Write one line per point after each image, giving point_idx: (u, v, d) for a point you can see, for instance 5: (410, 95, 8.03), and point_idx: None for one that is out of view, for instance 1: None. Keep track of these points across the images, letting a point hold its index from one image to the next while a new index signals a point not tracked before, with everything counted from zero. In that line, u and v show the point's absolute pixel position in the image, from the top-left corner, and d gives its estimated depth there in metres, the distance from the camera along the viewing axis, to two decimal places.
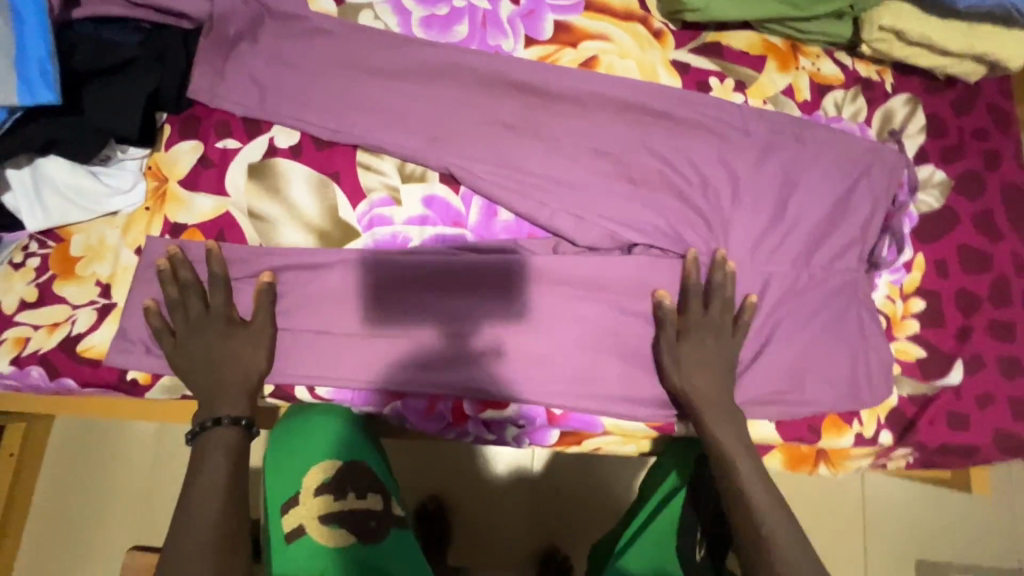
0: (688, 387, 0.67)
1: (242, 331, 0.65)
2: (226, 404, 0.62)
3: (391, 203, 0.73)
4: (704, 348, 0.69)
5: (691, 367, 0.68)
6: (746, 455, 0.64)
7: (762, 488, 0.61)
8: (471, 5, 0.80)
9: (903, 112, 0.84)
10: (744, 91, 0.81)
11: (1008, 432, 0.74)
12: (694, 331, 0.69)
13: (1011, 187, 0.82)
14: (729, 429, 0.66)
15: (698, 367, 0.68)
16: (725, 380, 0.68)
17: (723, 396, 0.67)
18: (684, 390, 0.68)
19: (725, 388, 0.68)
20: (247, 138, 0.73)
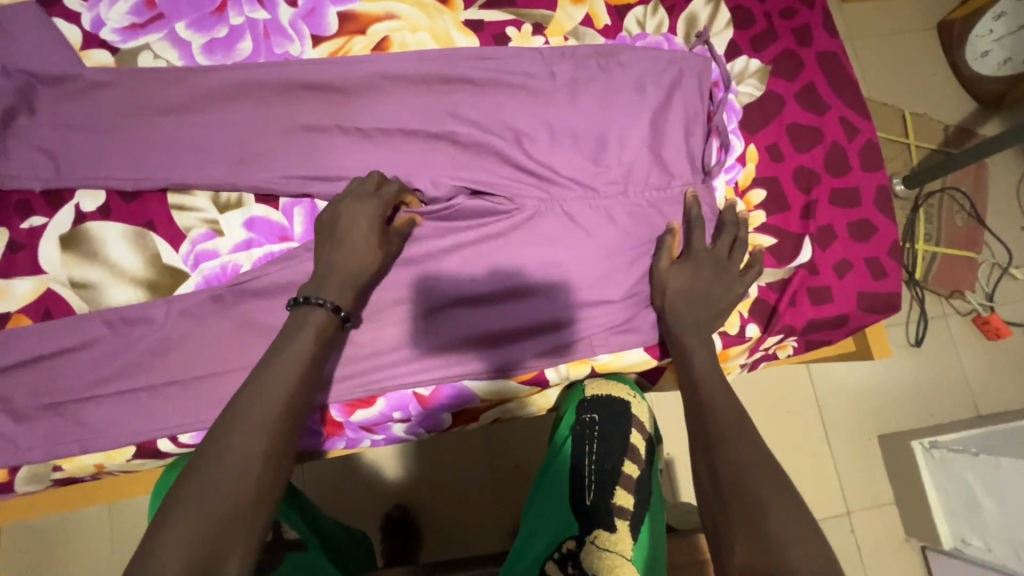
0: (678, 310, 0.69)
1: (373, 242, 0.64)
2: (333, 290, 0.59)
3: (212, 236, 0.72)
4: (700, 276, 0.69)
5: (680, 293, 0.69)
6: (716, 376, 0.64)
7: (727, 405, 0.61)
8: (249, 19, 0.78)
9: (707, 12, 0.83)
10: (543, 33, 0.81)
11: (869, 292, 0.76)
12: (695, 260, 0.70)
13: (825, 58, 0.84)
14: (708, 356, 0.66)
15: (688, 293, 0.69)
16: (714, 308, 0.69)
17: (710, 325, 0.68)
18: (672, 315, 0.69)
19: (712, 314, 0.69)
20: (51, 210, 0.71)
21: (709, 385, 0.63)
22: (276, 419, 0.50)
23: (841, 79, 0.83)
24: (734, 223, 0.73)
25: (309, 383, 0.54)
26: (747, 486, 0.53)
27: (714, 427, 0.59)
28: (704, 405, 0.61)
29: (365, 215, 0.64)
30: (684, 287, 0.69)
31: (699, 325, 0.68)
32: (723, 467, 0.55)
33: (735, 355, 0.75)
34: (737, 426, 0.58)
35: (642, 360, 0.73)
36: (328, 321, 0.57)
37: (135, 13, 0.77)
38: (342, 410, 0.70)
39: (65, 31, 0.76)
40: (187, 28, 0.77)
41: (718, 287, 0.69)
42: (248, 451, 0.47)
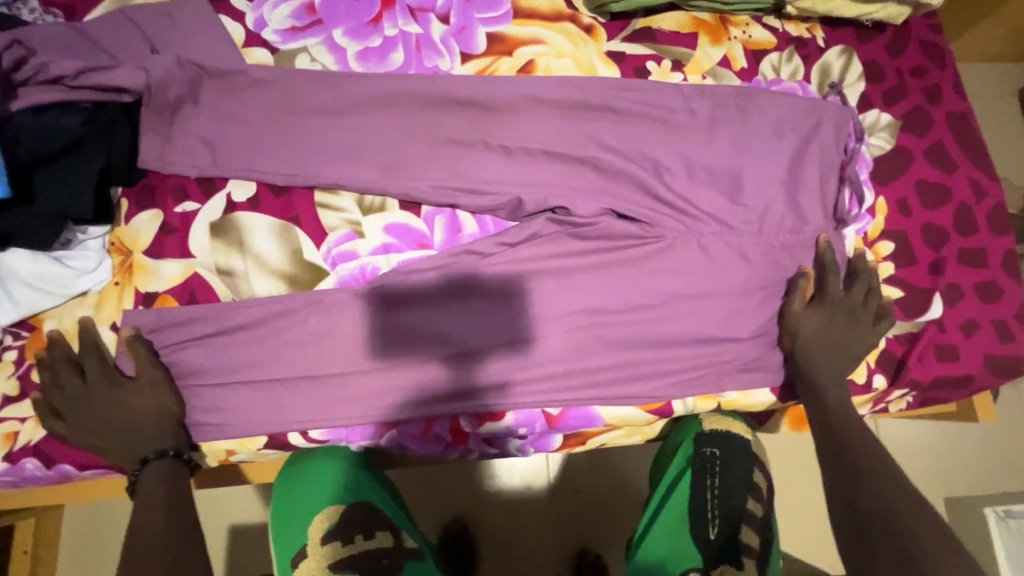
0: (812, 354, 0.70)
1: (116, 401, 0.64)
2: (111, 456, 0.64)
3: (353, 238, 0.73)
4: (833, 322, 0.70)
5: (813, 338, 0.70)
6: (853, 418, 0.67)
7: (865, 443, 0.64)
8: (402, 32, 0.81)
9: (840, 64, 0.85)
10: (682, 70, 0.83)
11: (996, 355, 0.75)
12: (829, 305, 0.71)
13: (955, 118, 0.85)
14: (842, 399, 0.68)
15: (821, 339, 0.70)
16: (846, 356, 0.70)
17: (841, 372, 0.70)
18: (804, 358, 0.70)
19: (844, 363, 0.70)
20: (204, 198, 0.73)
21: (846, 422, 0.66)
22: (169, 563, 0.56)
23: (970, 140, 0.84)
24: (869, 271, 0.73)
25: (174, 522, 0.59)
26: (890, 512, 0.57)
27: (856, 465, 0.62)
28: (845, 442, 0.65)
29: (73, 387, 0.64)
30: (820, 330, 0.70)
31: (833, 367, 0.70)
32: (865, 502, 0.59)
33: (856, 404, 0.75)
34: (877, 460, 0.62)
35: (766, 402, 0.73)
36: (173, 467, 0.64)
37: (296, 17, 0.81)
38: (472, 422, 0.69)
39: (229, 29, 0.79)
40: (343, 35, 0.81)
41: (851, 336, 0.70)
42: None
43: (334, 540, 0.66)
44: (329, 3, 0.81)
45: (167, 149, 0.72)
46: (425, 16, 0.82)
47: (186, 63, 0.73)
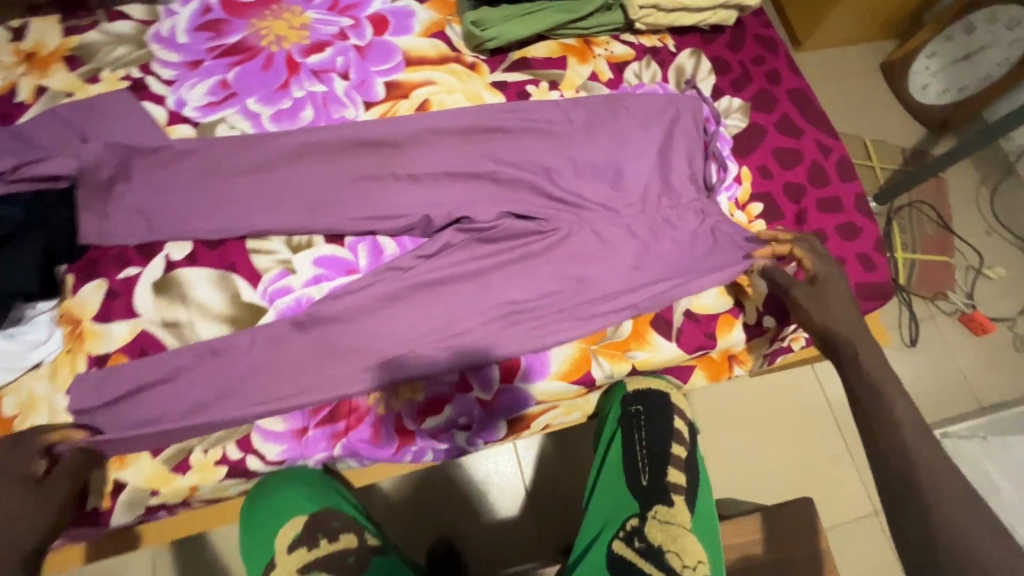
0: (828, 320, 0.73)
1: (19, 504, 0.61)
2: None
3: (286, 274, 0.81)
4: (834, 290, 0.75)
5: (827, 305, 0.74)
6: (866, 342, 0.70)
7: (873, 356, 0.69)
8: (309, 92, 0.92)
9: (691, 64, 0.99)
10: (558, 88, 0.96)
11: (864, 283, 0.87)
12: (827, 280, 0.75)
13: (795, 93, 0.99)
14: (867, 345, 0.70)
15: (830, 304, 0.74)
16: (852, 310, 0.74)
17: (858, 327, 0.72)
18: (823, 325, 0.73)
19: (856, 319, 0.73)
20: (145, 261, 0.80)
21: (861, 358, 0.69)
22: None
23: (810, 110, 0.98)
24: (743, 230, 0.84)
25: None
26: (884, 397, 0.64)
27: (914, 474, 0.56)
28: (896, 417, 0.61)
29: None
30: (834, 297, 0.74)
31: (855, 329, 0.72)
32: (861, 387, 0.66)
33: (756, 345, 0.85)
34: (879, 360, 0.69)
35: (675, 355, 0.81)
36: None
37: (212, 93, 0.91)
38: (415, 417, 0.76)
39: (152, 112, 0.89)
40: (257, 102, 0.91)
41: (848, 296, 0.75)
42: None
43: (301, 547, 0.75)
44: (241, 78, 0.92)
45: (105, 223, 0.79)
46: (327, 76, 0.93)
47: (113, 146, 0.81)
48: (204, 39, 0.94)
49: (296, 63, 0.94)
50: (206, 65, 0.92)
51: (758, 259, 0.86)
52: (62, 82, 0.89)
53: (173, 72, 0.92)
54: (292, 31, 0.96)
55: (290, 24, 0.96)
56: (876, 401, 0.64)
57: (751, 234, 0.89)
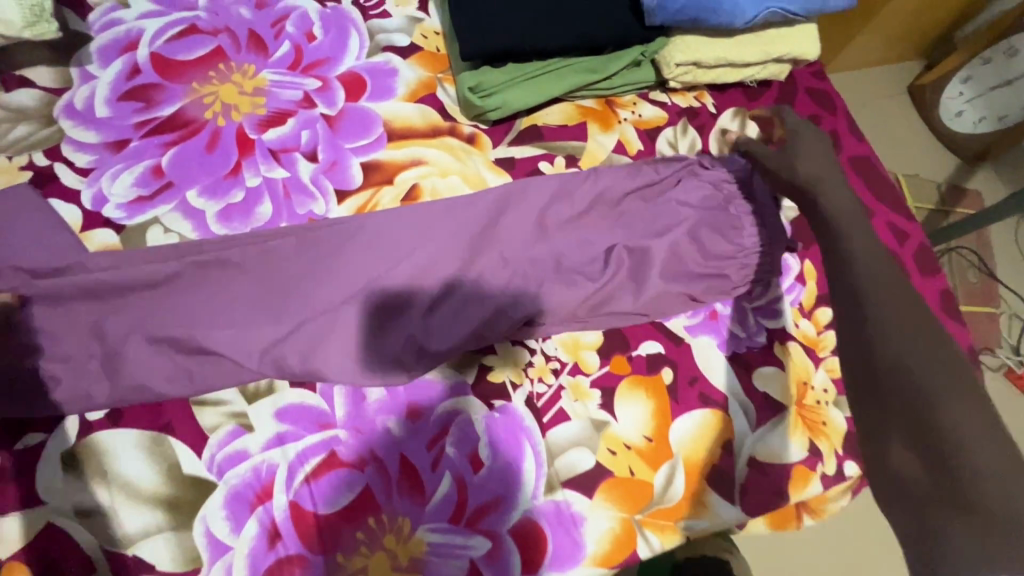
0: (803, 175, 0.68)
1: None
2: None
3: (241, 433, 0.62)
4: (809, 147, 0.70)
5: (798, 157, 0.70)
6: (893, 285, 0.58)
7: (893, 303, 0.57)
8: (266, 179, 0.73)
9: (735, 128, 0.82)
10: (577, 165, 0.78)
11: None
12: (796, 130, 0.72)
13: (859, 162, 0.83)
14: (844, 199, 0.66)
15: (805, 156, 0.70)
16: (828, 157, 0.70)
17: (835, 173, 0.68)
18: (800, 181, 0.69)
19: (831, 163, 0.69)
20: (50, 423, 0.61)
21: (878, 300, 0.57)
22: None
23: (879, 183, 0.82)
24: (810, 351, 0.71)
25: None
26: (906, 359, 0.53)
27: (922, 382, 0.52)
28: (907, 362, 0.53)
29: None
30: (806, 150, 0.70)
31: (834, 182, 0.67)
32: (884, 352, 0.55)
33: (835, 496, 0.68)
34: (897, 301, 0.57)
35: (738, 520, 0.65)
36: None
37: (141, 184, 0.71)
38: None
39: (63, 213, 0.69)
40: (199, 195, 0.71)
41: (828, 157, 0.70)
42: None
43: None
44: (178, 162, 0.73)
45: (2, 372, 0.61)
46: (289, 156, 0.74)
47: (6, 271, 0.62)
48: (130, 111, 0.75)
49: (249, 140, 0.74)
50: (133, 146, 0.73)
51: (830, 386, 0.71)
52: None
53: (90, 156, 0.72)
54: (244, 99, 0.76)
55: (241, 89, 0.77)
56: (855, 298, 0.58)
57: (821, 351, 0.72)
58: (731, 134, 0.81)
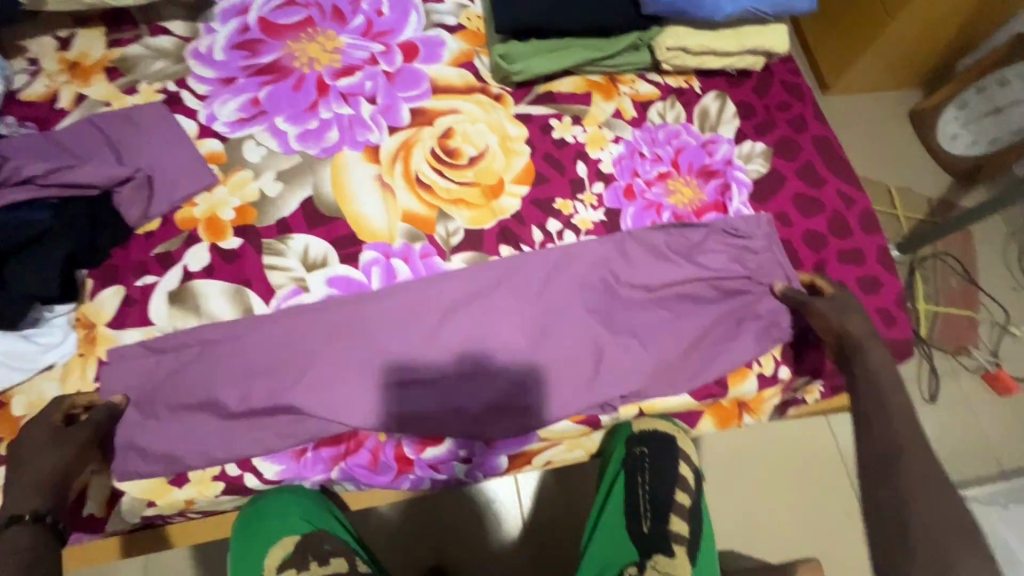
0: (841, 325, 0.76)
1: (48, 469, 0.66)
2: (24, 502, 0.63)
3: (299, 292, 0.81)
4: (852, 311, 0.77)
5: (844, 317, 0.77)
6: (905, 417, 0.68)
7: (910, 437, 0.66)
8: (336, 114, 0.94)
9: (715, 106, 0.99)
10: (581, 123, 0.96)
11: (885, 339, 0.85)
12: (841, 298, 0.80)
13: (820, 142, 0.98)
14: (887, 374, 0.72)
15: (847, 315, 0.77)
16: (866, 322, 0.77)
17: (873, 338, 0.75)
18: (844, 333, 0.76)
19: (867, 327, 0.76)
20: (163, 270, 0.82)
21: (897, 431, 0.66)
22: None
23: (835, 159, 0.97)
24: (773, 276, 0.84)
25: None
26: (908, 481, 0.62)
27: (901, 461, 0.64)
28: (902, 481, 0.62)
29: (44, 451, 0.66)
30: (841, 314, 0.77)
31: (869, 338, 0.75)
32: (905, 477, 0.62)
33: (769, 395, 0.84)
34: (909, 425, 0.67)
35: (684, 401, 0.81)
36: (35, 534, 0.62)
37: (243, 110, 0.93)
38: (415, 447, 0.76)
39: (183, 124, 0.91)
40: (285, 121, 0.93)
41: (862, 318, 0.77)
42: None
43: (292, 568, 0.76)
44: (271, 97, 0.94)
45: (145, 221, 0.84)
46: (355, 100, 0.95)
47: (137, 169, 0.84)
48: (239, 57, 0.97)
49: (326, 85, 0.96)
50: (240, 82, 0.95)
51: None
52: (102, 92, 0.93)
53: (207, 87, 0.94)
54: (325, 55, 0.98)
55: (324, 47, 0.99)
56: (881, 421, 0.68)
57: None
58: (708, 100, 1.00)
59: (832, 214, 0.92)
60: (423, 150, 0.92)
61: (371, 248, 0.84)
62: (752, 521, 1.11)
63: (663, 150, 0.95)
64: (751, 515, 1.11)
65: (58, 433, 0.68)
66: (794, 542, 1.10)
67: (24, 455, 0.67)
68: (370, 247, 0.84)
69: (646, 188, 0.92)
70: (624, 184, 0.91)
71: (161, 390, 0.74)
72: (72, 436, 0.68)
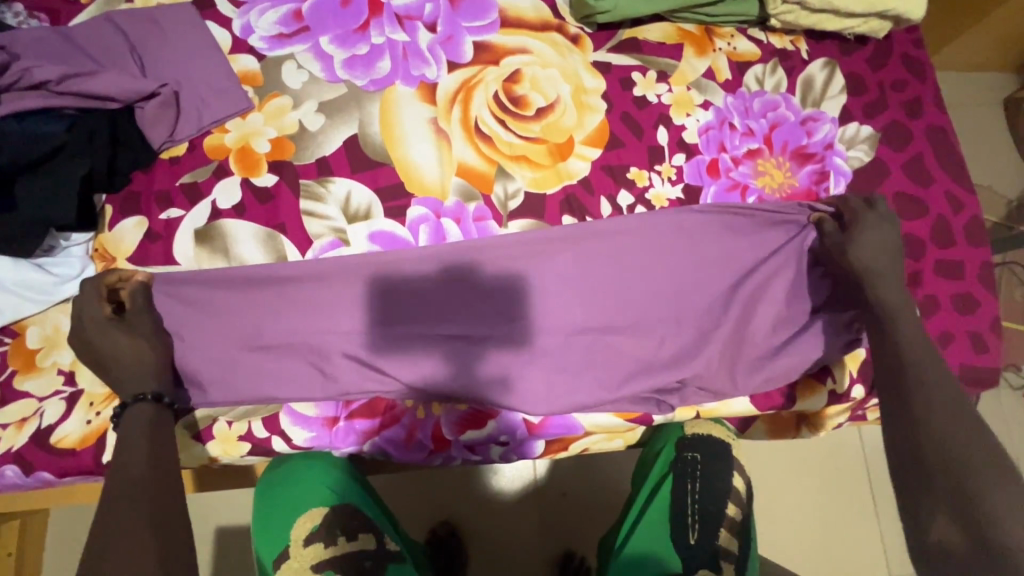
0: (861, 260, 0.68)
1: (145, 346, 0.63)
2: (141, 382, 0.62)
3: (338, 245, 0.73)
4: (878, 233, 0.69)
5: (867, 247, 0.68)
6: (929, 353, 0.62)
7: (935, 369, 0.60)
8: (390, 40, 0.81)
9: (822, 76, 0.86)
10: (667, 81, 0.83)
11: (973, 365, 0.77)
12: (862, 220, 0.70)
13: (934, 132, 0.86)
14: (900, 299, 0.66)
15: (874, 246, 0.68)
16: (889, 244, 0.68)
17: (893, 266, 0.67)
18: (859, 266, 0.68)
19: (890, 248, 0.68)
20: (189, 204, 0.73)
21: (921, 369, 0.60)
22: (148, 488, 0.55)
23: (949, 154, 0.85)
24: None
25: (160, 460, 0.58)
26: (936, 414, 0.57)
27: (922, 398, 0.58)
28: (919, 417, 0.57)
29: (127, 334, 0.62)
30: (869, 240, 0.68)
31: (891, 272, 0.67)
32: (933, 413, 0.57)
33: (836, 413, 0.76)
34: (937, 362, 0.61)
35: (745, 410, 0.73)
36: (156, 411, 0.61)
37: (283, 24, 0.81)
38: (455, 428, 0.69)
39: (216, 35, 0.79)
40: (331, 43, 0.81)
41: (885, 238, 0.68)
42: (135, 498, 0.54)
43: (317, 542, 0.69)
44: (316, 9, 0.81)
45: (170, 145, 0.75)
46: (412, 24, 0.82)
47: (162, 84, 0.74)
48: None
49: (380, 3, 0.82)
50: None
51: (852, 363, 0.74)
52: None
53: None
54: None
55: None
56: (894, 363, 0.62)
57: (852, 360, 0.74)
58: (816, 68, 0.86)
59: (936, 218, 0.82)
60: (486, 93, 0.80)
61: (419, 203, 0.75)
62: (774, 511, 1.11)
63: (756, 123, 0.83)
64: (769, 509, 1.11)
65: (115, 319, 0.62)
66: (812, 537, 1.11)
67: (94, 349, 0.61)
68: (419, 202, 0.75)
69: (732, 166, 0.81)
70: (709, 159, 0.80)
71: (186, 338, 0.68)
72: (138, 322, 0.63)
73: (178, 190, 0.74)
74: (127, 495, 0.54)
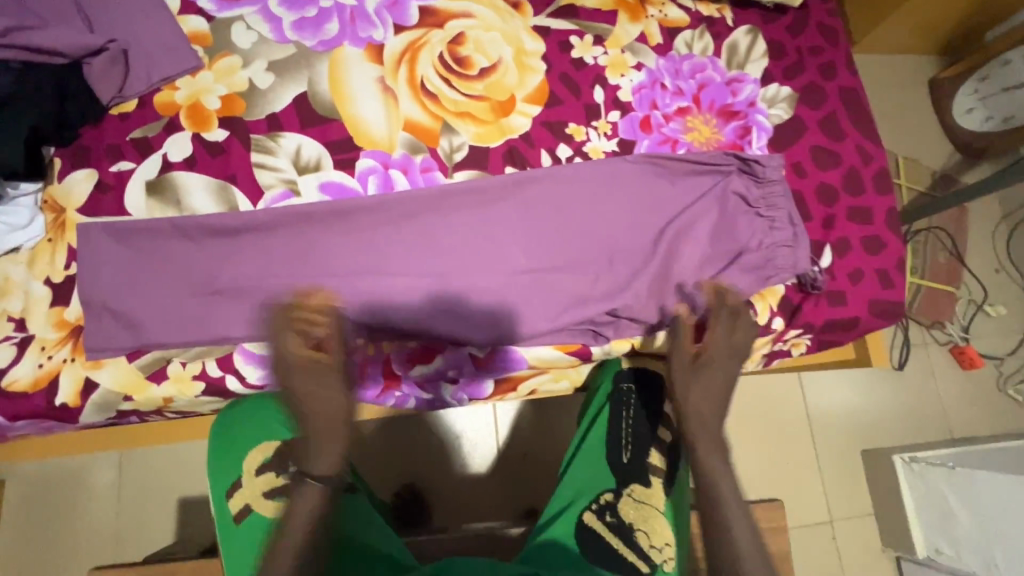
0: (684, 405, 0.69)
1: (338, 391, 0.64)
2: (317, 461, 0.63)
3: (289, 196, 0.76)
4: (715, 379, 0.69)
5: (698, 395, 0.69)
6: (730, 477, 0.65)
7: (737, 507, 0.62)
8: (337, 3, 0.85)
9: (745, 42, 0.93)
10: (602, 44, 0.89)
11: (880, 299, 0.85)
12: (710, 360, 0.70)
13: (846, 93, 0.94)
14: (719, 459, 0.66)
15: (705, 399, 0.69)
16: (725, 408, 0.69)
17: (718, 416, 0.68)
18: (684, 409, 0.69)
19: (721, 412, 0.68)
20: (140, 158, 0.75)
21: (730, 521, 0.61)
22: (303, 547, 0.59)
23: (859, 112, 0.93)
24: (783, 224, 0.80)
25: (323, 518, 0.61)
26: (727, 539, 0.59)
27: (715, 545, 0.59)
28: (731, 537, 0.59)
29: (324, 383, 0.64)
30: (702, 387, 0.69)
31: (715, 421, 0.68)
32: (726, 543, 0.59)
33: (759, 344, 0.83)
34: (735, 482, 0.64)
35: (674, 343, 0.81)
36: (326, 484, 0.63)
37: None
38: (404, 363, 0.75)
39: None
40: (279, 6, 0.83)
41: (722, 387, 0.70)
42: (304, 523, 0.60)
43: (269, 471, 0.73)
44: None
45: (119, 101, 0.77)
46: None
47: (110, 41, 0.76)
48: None
49: None
50: None
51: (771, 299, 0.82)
52: None
53: None
54: None
55: None
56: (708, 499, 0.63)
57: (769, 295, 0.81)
58: (740, 34, 0.93)
59: (848, 170, 0.90)
60: (431, 55, 0.84)
61: (368, 156, 0.79)
62: None
63: (686, 84, 0.89)
64: None
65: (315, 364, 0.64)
66: None
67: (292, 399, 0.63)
68: (368, 155, 0.79)
69: (663, 122, 0.87)
70: (642, 116, 0.86)
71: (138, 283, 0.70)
72: (326, 376, 0.64)
73: (128, 144, 0.75)
74: (298, 531, 0.60)
